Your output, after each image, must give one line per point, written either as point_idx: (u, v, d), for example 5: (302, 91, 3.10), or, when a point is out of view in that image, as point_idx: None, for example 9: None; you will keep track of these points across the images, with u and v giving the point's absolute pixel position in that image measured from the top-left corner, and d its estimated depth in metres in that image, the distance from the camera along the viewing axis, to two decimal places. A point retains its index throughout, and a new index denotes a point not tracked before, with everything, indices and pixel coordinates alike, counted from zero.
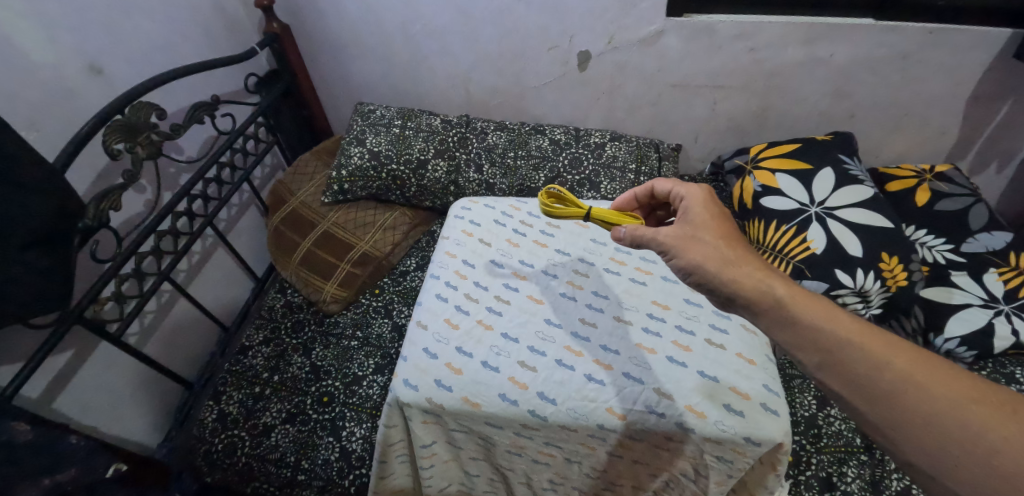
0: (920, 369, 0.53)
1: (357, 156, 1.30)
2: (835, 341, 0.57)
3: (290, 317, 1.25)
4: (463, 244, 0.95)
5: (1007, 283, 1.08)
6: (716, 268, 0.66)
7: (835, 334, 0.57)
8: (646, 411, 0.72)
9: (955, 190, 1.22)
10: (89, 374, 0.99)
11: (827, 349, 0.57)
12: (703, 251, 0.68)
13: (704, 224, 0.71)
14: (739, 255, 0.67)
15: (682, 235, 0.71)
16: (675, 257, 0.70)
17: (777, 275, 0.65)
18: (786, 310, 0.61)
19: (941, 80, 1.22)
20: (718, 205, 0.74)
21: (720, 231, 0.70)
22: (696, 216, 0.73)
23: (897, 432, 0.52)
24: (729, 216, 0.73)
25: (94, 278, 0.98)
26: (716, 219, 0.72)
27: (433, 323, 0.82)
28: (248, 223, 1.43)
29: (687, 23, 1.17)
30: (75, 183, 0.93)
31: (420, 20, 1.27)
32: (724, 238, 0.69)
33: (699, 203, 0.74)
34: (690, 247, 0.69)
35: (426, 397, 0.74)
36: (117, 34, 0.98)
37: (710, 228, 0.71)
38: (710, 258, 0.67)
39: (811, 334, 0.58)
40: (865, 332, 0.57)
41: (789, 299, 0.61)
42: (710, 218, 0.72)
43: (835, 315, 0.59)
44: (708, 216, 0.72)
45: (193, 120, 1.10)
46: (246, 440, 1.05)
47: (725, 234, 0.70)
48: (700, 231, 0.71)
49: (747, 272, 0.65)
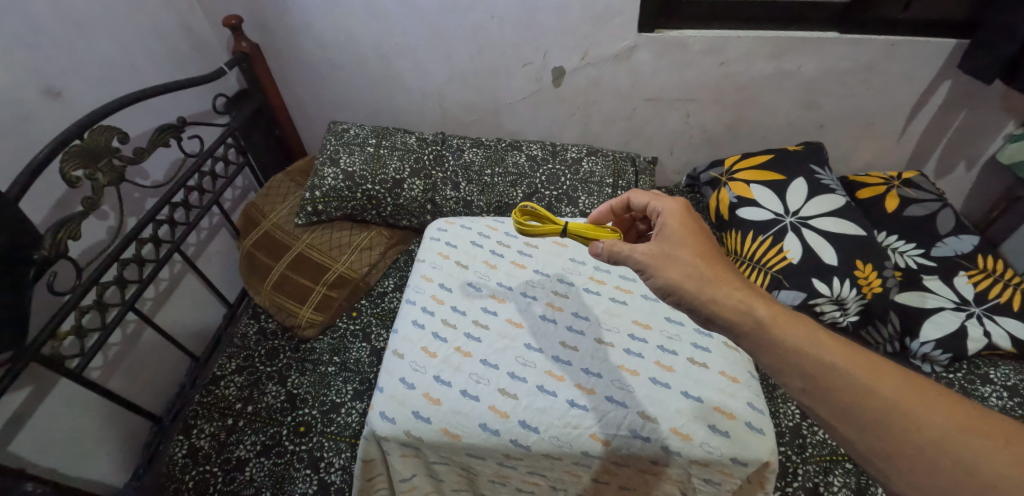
0: (906, 396, 0.53)
1: (331, 176, 1.27)
2: (819, 365, 0.56)
3: (263, 345, 1.21)
4: (439, 267, 0.93)
5: (976, 285, 1.12)
6: (699, 288, 0.66)
7: (818, 358, 0.57)
8: (631, 436, 0.71)
9: (922, 196, 1.25)
10: (48, 413, 0.93)
11: (811, 373, 0.56)
12: (683, 272, 0.67)
13: (681, 241, 0.71)
14: (718, 274, 0.67)
15: (661, 254, 0.70)
16: (652, 276, 0.69)
17: (759, 294, 0.64)
18: (769, 332, 0.60)
19: (903, 89, 1.26)
20: (697, 224, 0.74)
21: (697, 249, 0.70)
22: (673, 232, 0.72)
23: (888, 459, 0.51)
24: (706, 233, 0.73)
25: (51, 311, 0.92)
26: (694, 236, 0.71)
27: (410, 351, 0.79)
28: (219, 248, 1.38)
29: (657, 38, 1.19)
30: (30, 212, 0.88)
31: (392, 38, 1.26)
32: (703, 256, 0.69)
33: (676, 221, 0.74)
34: (671, 265, 0.69)
35: (404, 430, 0.71)
36: (77, 57, 0.95)
37: (688, 246, 0.70)
38: (688, 277, 0.67)
39: (796, 358, 0.58)
40: (850, 356, 0.56)
41: (771, 320, 0.61)
42: (689, 237, 0.71)
43: (819, 339, 0.58)
44: (687, 235, 0.72)
45: (158, 143, 1.06)
46: (219, 476, 1.01)
47: (703, 253, 0.69)
48: (677, 249, 0.70)
49: (725, 290, 0.64)
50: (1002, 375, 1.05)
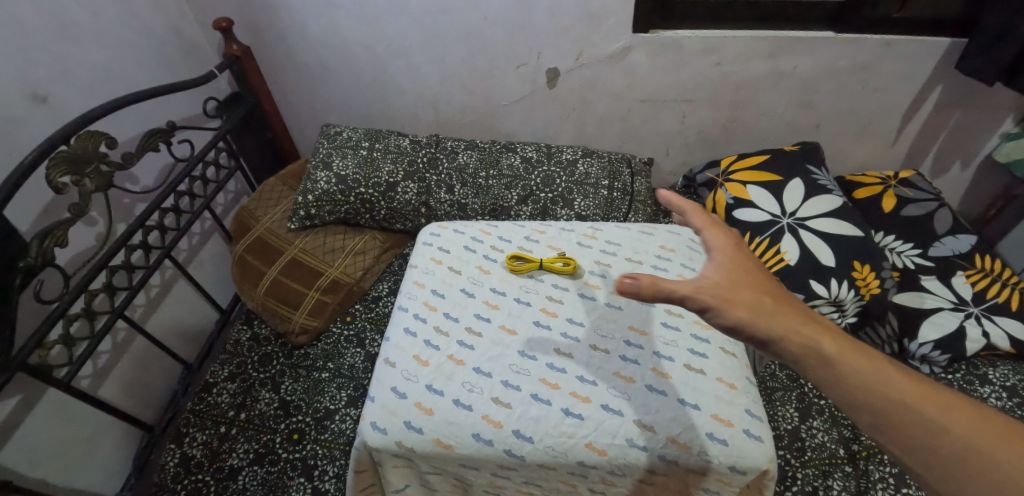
0: (1005, 446, 0.44)
1: (323, 180, 1.25)
2: (896, 406, 0.47)
3: (256, 351, 1.19)
4: (432, 272, 0.91)
5: (973, 286, 1.11)
6: (765, 324, 0.54)
7: (896, 398, 0.47)
8: (627, 445, 0.70)
9: (918, 195, 1.25)
10: (37, 422, 0.92)
11: (891, 417, 0.47)
12: (745, 306, 0.55)
13: (738, 276, 0.58)
14: (779, 305, 0.55)
15: (721, 288, 0.57)
16: (716, 316, 0.56)
17: (825, 325, 0.53)
18: (837, 369, 0.50)
19: (900, 88, 1.25)
20: (749, 254, 0.62)
21: (758, 283, 0.58)
22: (726, 266, 0.59)
23: None
24: (759, 263, 0.61)
25: (38, 320, 0.91)
26: (749, 270, 0.59)
27: (401, 360, 0.78)
28: (211, 253, 1.36)
29: (652, 39, 1.18)
30: (16, 218, 0.87)
31: (384, 39, 1.24)
32: (763, 288, 0.57)
33: (724, 248, 0.61)
34: (731, 302, 0.56)
35: (396, 441, 0.70)
36: (63, 60, 0.93)
37: (746, 282, 0.58)
38: (758, 315, 0.55)
39: (870, 399, 0.48)
40: (930, 394, 0.47)
41: (840, 356, 0.50)
42: (743, 268, 0.59)
43: (893, 374, 0.48)
44: (740, 267, 0.59)
45: (147, 148, 1.05)
46: (211, 485, 0.99)
47: (762, 285, 0.57)
48: (736, 285, 0.57)
49: (793, 327, 0.53)
50: (1001, 375, 1.04)
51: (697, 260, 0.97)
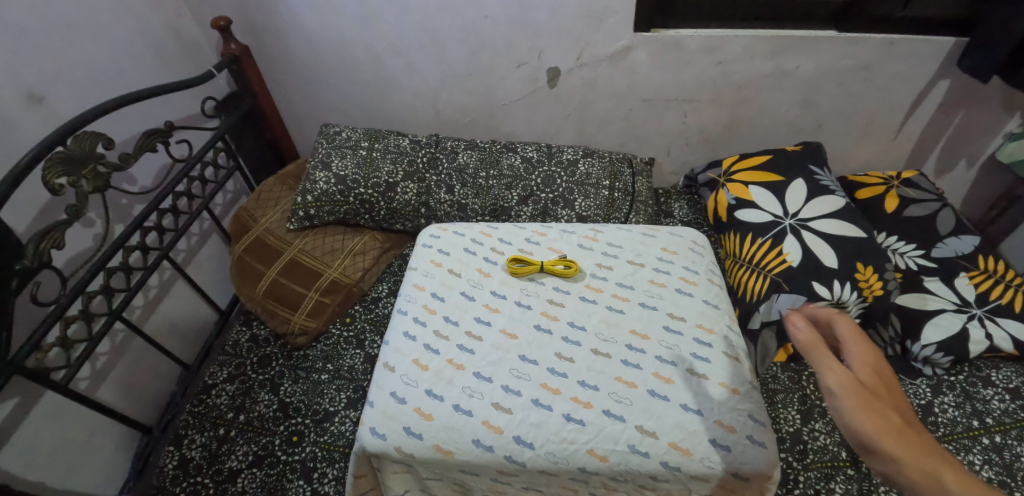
0: None
1: (323, 180, 1.25)
2: None
3: (255, 352, 1.18)
4: (432, 275, 0.91)
5: (977, 287, 1.11)
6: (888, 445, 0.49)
7: None
8: (629, 451, 0.69)
9: (922, 196, 1.24)
10: (35, 425, 0.91)
11: None
12: (870, 420, 0.51)
13: (873, 388, 0.54)
14: (910, 431, 0.50)
15: (850, 387, 0.54)
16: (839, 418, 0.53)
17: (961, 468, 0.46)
18: None
19: (903, 88, 1.24)
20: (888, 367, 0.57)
21: (894, 400, 0.53)
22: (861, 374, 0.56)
23: None
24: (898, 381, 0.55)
25: (35, 322, 0.90)
26: (888, 386, 0.55)
27: (401, 364, 0.77)
28: (210, 254, 1.36)
29: (653, 38, 1.17)
30: (12, 220, 0.86)
31: (384, 39, 1.24)
32: (897, 408, 0.53)
33: (861, 355, 0.58)
34: (858, 407, 0.52)
35: (395, 447, 0.70)
36: (59, 60, 0.92)
37: (881, 395, 0.54)
38: (886, 433, 0.50)
39: None
40: None
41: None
42: (882, 381, 0.55)
43: None
44: (874, 379, 0.55)
45: (144, 148, 1.04)
46: (210, 488, 0.99)
47: (898, 405, 0.53)
48: (868, 394, 0.53)
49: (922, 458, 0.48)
50: (1004, 377, 1.04)
51: (699, 262, 0.96)
